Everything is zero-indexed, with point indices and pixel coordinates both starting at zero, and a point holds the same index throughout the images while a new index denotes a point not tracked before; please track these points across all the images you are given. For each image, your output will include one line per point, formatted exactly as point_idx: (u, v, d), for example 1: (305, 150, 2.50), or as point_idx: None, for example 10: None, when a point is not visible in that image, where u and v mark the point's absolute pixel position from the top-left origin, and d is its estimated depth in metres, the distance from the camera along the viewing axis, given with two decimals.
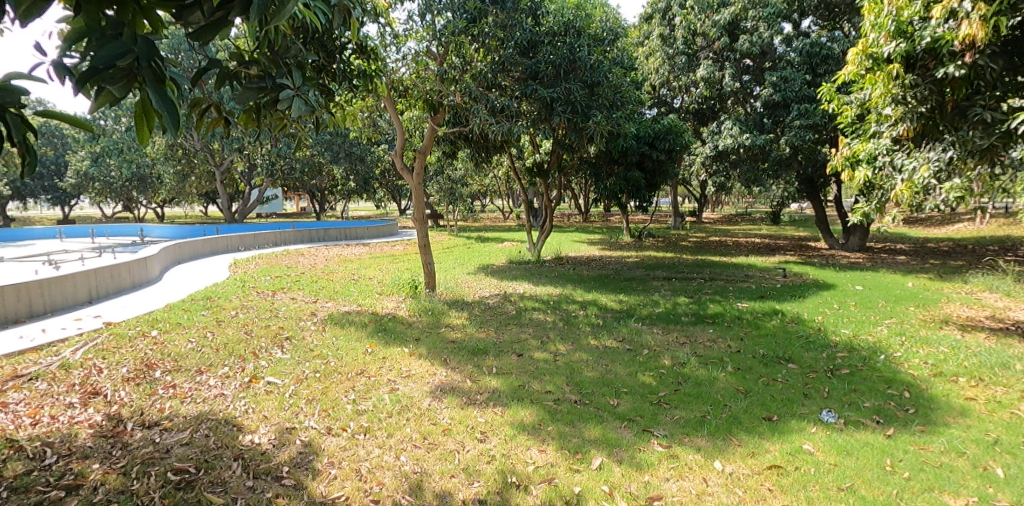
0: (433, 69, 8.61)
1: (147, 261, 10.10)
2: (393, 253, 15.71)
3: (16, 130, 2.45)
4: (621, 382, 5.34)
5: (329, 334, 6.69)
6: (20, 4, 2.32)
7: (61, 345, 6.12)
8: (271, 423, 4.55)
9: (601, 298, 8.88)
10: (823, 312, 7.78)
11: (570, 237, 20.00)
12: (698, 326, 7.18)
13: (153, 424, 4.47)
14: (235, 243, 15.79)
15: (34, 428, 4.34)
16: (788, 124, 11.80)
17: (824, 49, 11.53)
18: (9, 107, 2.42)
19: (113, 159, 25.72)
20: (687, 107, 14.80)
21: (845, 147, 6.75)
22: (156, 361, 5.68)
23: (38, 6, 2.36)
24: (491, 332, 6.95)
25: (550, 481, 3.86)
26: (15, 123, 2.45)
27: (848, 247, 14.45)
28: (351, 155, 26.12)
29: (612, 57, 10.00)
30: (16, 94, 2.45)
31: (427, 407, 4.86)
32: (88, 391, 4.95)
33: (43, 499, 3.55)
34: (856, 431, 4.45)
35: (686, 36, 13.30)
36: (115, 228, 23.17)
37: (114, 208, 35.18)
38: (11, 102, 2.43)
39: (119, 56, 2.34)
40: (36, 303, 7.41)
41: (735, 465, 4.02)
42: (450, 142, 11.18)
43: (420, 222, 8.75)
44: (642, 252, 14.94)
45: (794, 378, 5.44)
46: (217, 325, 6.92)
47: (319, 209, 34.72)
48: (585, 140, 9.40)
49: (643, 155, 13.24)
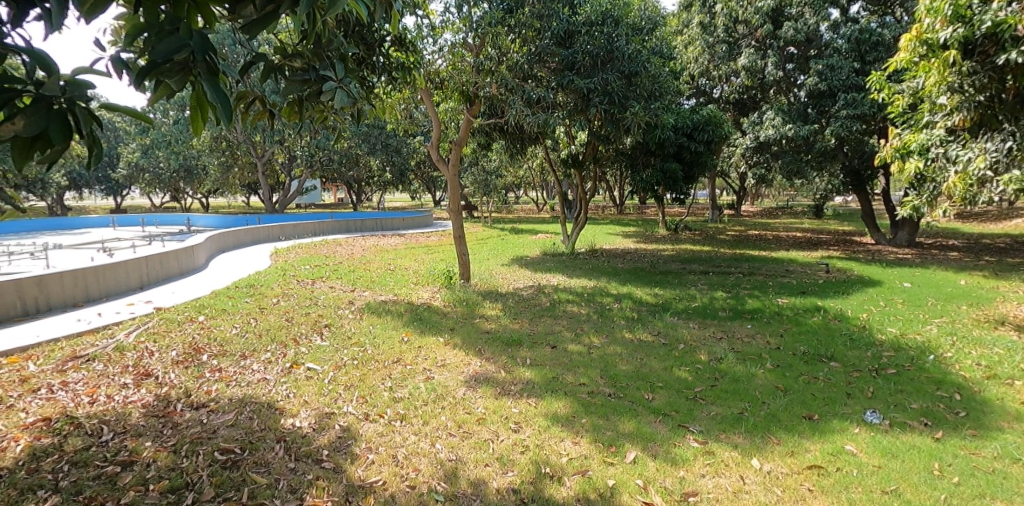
0: (470, 61, 8.50)
1: (194, 249, 10.46)
2: (428, 244, 15.87)
3: (85, 124, 2.18)
4: (656, 376, 5.30)
5: (366, 323, 6.83)
6: (83, 2, 2.32)
7: (115, 327, 6.41)
8: (311, 408, 4.67)
9: (636, 291, 8.81)
10: (868, 310, 7.55)
11: (604, 229, 19.93)
12: (736, 321, 7.04)
13: (201, 406, 4.64)
14: (276, 232, 16.20)
15: (92, 406, 4.54)
16: (834, 114, 11.45)
17: (874, 35, 11.02)
18: (78, 100, 2.19)
19: (162, 151, 26.73)
20: (728, 96, 14.66)
21: (895, 138, 6.45)
22: (203, 345, 5.88)
23: (101, 5, 2.36)
24: (525, 323, 6.97)
25: (584, 473, 3.86)
26: (83, 117, 2.19)
27: (895, 243, 14.01)
28: (387, 147, 26.42)
29: (651, 46, 9.88)
30: (84, 88, 2.22)
31: (462, 396, 4.91)
32: (141, 373, 5.17)
33: (101, 473, 3.72)
34: (902, 433, 4.32)
35: (727, 23, 13.02)
36: (164, 216, 24.09)
37: (162, 199, 36.56)
38: (78, 96, 2.19)
39: (176, 51, 2.40)
40: (92, 288, 7.74)
41: (774, 464, 3.95)
42: (485, 133, 11.31)
43: (456, 213, 8.71)
44: (677, 245, 14.76)
45: (836, 377, 5.30)
46: (260, 312, 7.13)
47: (357, 199, 35.35)
48: (622, 131, 9.39)
49: (681, 146, 13.01)
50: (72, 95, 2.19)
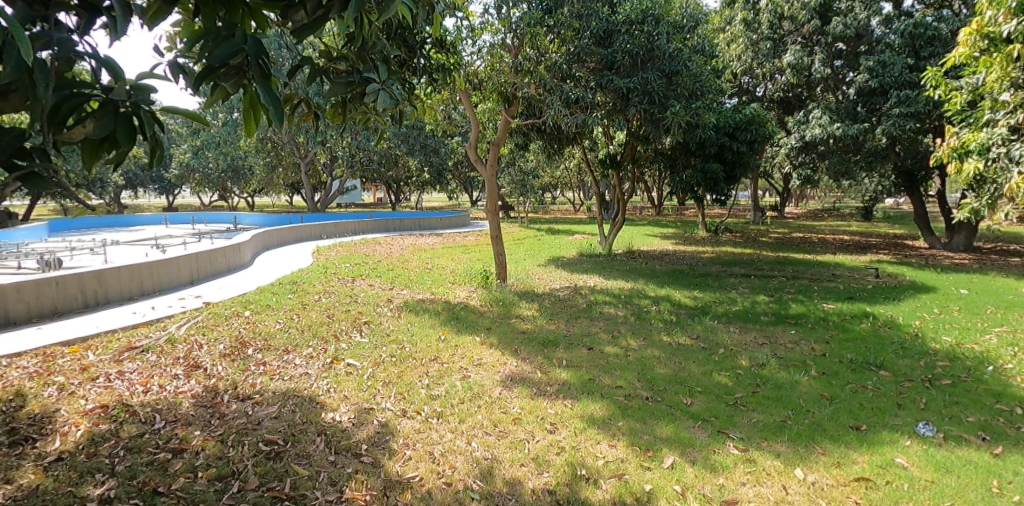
0: (508, 62, 8.56)
1: (240, 246, 10.78)
2: (466, 243, 15.97)
3: (150, 126, 2.26)
4: (695, 381, 5.21)
5: (404, 321, 6.92)
6: (147, 10, 2.43)
7: (168, 320, 6.66)
8: (351, 403, 4.75)
9: (675, 294, 8.67)
10: (921, 317, 7.24)
11: (642, 230, 19.70)
12: (778, 327, 6.86)
13: (246, 398, 4.77)
14: (318, 231, 16.56)
15: (146, 395, 4.73)
16: (886, 112, 11.00)
17: (929, 29, 10.72)
18: (142, 104, 2.26)
19: (211, 152, 27.65)
20: (772, 94, 14.31)
21: (952, 137, 6.17)
22: (248, 339, 6.06)
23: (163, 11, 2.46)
24: (561, 324, 6.93)
25: (621, 477, 3.82)
26: (148, 119, 2.26)
27: (951, 247, 13.41)
28: (426, 148, 26.69)
29: (693, 44, 9.70)
30: (147, 92, 2.29)
31: (498, 395, 4.92)
32: (190, 364, 5.36)
33: (153, 459, 3.86)
34: (957, 448, 4.13)
35: (772, 20, 12.68)
36: (212, 214, 24.91)
37: (210, 198, 37.82)
38: (143, 101, 2.27)
39: (232, 55, 2.45)
40: (146, 283, 8.05)
41: (818, 475, 3.83)
42: (522, 133, 11.31)
43: (493, 213, 8.74)
44: (718, 248, 14.48)
45: (886, 386, 5.10)
46: (302, 308, 7.30)
47: (396, 199, 35.85)
48: (662, 131, 9.26)
49: (723, 146, 12.74)
50: (137, 99, 2.26)
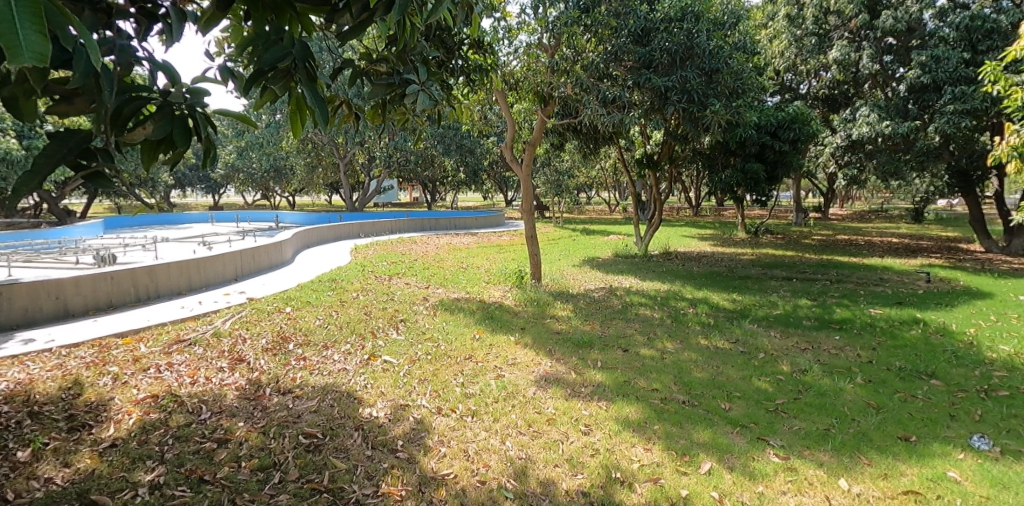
0: (545, 61, 8.53)
1: (282, 244, 11.04)
2: (500, 243, 16.00)
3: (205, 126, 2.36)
4: (734, 385, 5.09)
5: (440, 319, 6.96)
6: (202, 17, 2.51)
7: (213, 315, 6.87)
8: (387, 399, 4.80)
9: (713, 296, 8.50)
10: (975, 324, 6.92)
11: (679, 231, 19.41)
12: (822, 331, 6.65)
13: (287, 391, 4.88)
14: (356, 229, 16.83)
15: (192, 386, 4.88)
16: (939, 109, 10.56)
17: (987, 22, 10.25)
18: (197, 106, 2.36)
19: (254, 152, 28.41)
20: (816, 92, 13.90)
21: (1011, 135, 5.86)
22: (289, 334, 6.19)
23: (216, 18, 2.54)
24: (596, 325, 6.88)
25: (657, 481, 3.76)
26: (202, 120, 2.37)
27: (1009, 251, 12.78)
28: (462, 148, 26.85)
29: (734, 41, 9.48)
30: (200, 96, 2.39)
31: (533, 395, 4.91)
32: (234, 358, 5.51)
33: (200, 448, 3.98)
34: (1015, 463, 3.93)
35: (817, 15, 12.31)
36: (255, 213, 25.59)
37: (254, 196, 38.88)
38: (198, 103, 2.37)
39: (280, 59, 2.51)
40: (193, 278, 8.31)
41: (864, 486, 3.69)
42: (558, 133, 11.27)
43: (528, 213, 8.73)
44: (758, 249, 14.15)
45: (937, 396, 4.89)
46: (341, 305, 7.43)
47: (432, 198, 36.19)
48: (701, 130, 9.09)
49: (764, 146, 12.44)
50: (193, 101, 2.36)
